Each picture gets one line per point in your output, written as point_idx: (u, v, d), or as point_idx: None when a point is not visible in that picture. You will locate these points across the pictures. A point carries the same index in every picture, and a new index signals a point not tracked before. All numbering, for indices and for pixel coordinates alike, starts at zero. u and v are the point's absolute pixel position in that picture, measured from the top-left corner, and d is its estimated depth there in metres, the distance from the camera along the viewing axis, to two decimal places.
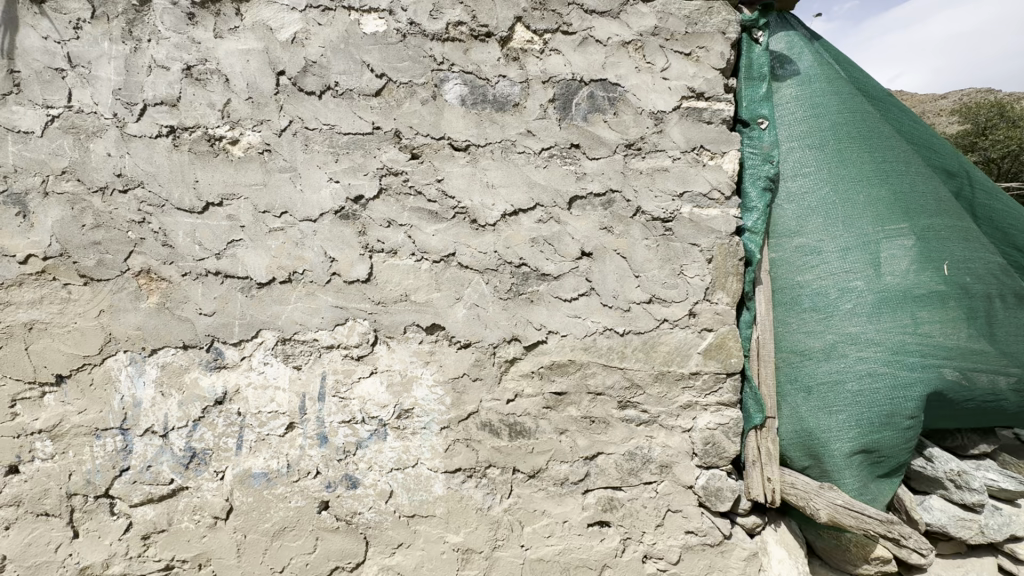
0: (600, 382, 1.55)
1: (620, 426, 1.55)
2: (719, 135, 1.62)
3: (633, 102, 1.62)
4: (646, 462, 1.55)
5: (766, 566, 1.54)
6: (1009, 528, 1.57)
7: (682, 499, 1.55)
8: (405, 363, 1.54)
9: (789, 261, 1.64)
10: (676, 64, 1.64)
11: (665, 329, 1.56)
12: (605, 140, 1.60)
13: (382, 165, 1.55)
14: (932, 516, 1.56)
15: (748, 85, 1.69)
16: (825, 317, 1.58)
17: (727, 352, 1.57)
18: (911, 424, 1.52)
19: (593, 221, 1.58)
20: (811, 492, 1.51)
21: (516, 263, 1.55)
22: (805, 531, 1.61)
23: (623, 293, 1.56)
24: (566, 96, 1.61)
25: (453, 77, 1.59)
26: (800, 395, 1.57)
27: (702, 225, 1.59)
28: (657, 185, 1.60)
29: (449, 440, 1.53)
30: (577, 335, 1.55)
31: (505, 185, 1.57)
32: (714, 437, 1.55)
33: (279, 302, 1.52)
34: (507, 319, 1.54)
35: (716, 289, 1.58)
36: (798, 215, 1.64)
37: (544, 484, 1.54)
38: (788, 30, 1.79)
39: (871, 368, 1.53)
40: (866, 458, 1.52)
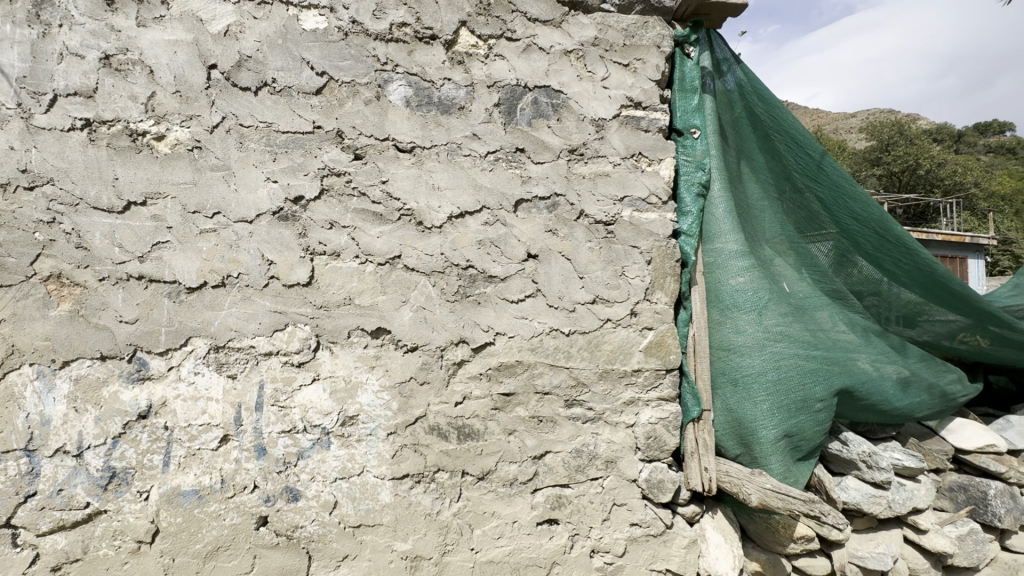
0: (547, 382, 1.57)
1: (567, 424, 1.59)
2: (655, 143, 1.71)
3: (575, 109, 1.67)
4: (593, 458, 1.59)
5: (704, 551, 1.62)
6: (912, 502, 1.74)
7: (627, 492, 1.60)
8: (349, 368, 1.49)
9: (723, 264, 1.73)
10: (615, 74, 1.71)
11: (609, 329, 1.62)
12: (548, 145, 1.64)
13: (323, 165, 1.51)
14: (848, 495, 1.70)
15: (682, 97, 1.79)
16: (754, 315, 1.69)
17: (666, 349, 1.65)
18: (821, 408, 1.66)
19: (538, 223, 1.61)
20: (743, 478, 1.59)
21: (462, 265, 1.56)
22: (739, 515, 1.72)
23: (568, 294, 1.60)
24: (511, 101, 1.64)
25: (398, 78, 1.57)
26: (729, 387, 1.68)
27: (642, 228, 1.67)
28: (599, 189, 1.65)
29: (397, 445, 1.50)
30: (524, 336, 1.57)
31: (451, 187, 1.57)
32: (656, 431, 1.62)
33: (211, 308, 1.44)
34: (454, 322, 1.54)
35: (655, 289, 1.66)
36: (727, 220, 1.75)
37: (493, 485, 1.55)
38: (719, 45, 1.89)
39: (787, 360, 1.66)
40: (788, 443, 1.65)
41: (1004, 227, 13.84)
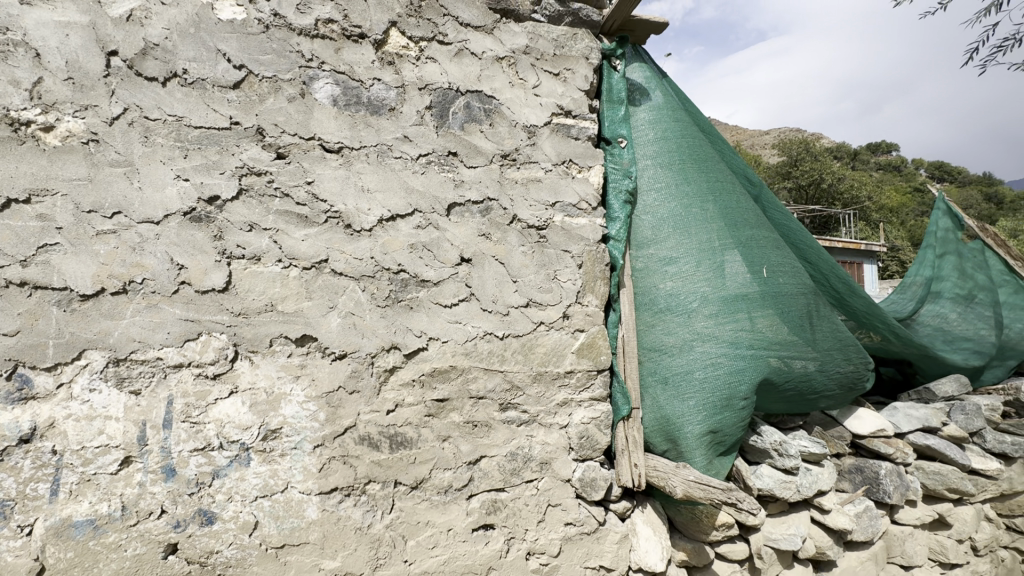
0: (481, 386, 1.57)
1: (502, 428, 1.59)
2: (585, 150, 1.78)
3: (507, 115, 1.69)
4: (527, 461, 1.60)
5: (635, 545, 1.67)
6: (817, 485, 1.89)
7: (561, 493, 1.63)
8: (271, 378, 1.41)
9: (648, 269, 1.83)
10: (546, 82, 1.76)
11: (542, 331, 1.64)
12: (481, 149, 1.65)
13: (241, 163, 1.42)
14: (763, 482, 1.82)
15: (610, 107, 1.88)
16: (677, 316, 1.79)
17: (597, 351, 1.70)
18: (745, 405, 1.77)
19: (471, 228, 1.61)
20: (670, 472, 1.66)
21: (394, 270, 1.52)
22: (667, 509, 1.79)
23: (502, 298, 1.61)
24: (443, 104, 1.63)
25: (324, 75, 1.52)
26: (659, 386, 1.77)
27: (573, 233, 1.71)
28: (531, 195, 1.68)
29: (324, 458, 1.43)
30: (457, 341, 1.55)
31: (381, 190, 1.53)
32: (588, 431, 1.66)
33: (110, 318, 1.30)
34: (386, 327, 1.50)
35: (586, 292, 1.71)
36: (653, 225, 1.85)
37: (427, 494, 1.51)
38: (642, 62, 2.00)
39: (714, 359, 1.76)
40: (713, 438, 1.74)
41: (891, 236, 15.61)
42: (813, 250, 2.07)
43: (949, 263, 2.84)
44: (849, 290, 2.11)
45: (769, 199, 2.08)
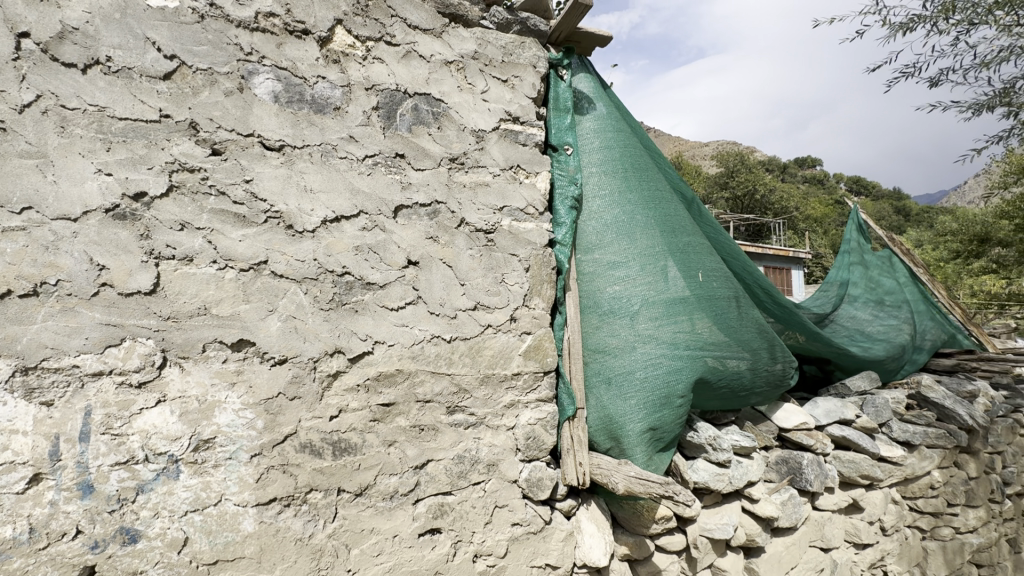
0: (428, 390, 1.56)
1: (449, 431, 1.59)
2: (532, 156, 1.82)
3: (455, 119, 1.70)
4: (474, 463, 1.61)
5: (580, 542, 1.71)
6: (747, 476, 2.02)
7: (508, 494, 1.64)
8: (203, 386, 1.34)
9: (593, 273, 1.90)
10: (494, 88, 1.79)
11: (489, 334, 1.66)
12: (428, 152, 1.65)
13: (172, 158, 1.35)
14: (699, 476, 1.91)
15: (557, 115, 1.94)
16: (619, 319, 1.86)
17: (544, 352, 1.73)
18: (682, 403, 1.86)
19: (419, 230, 1.60)
20: (612, 469, 1.72)
21: (338, 272, 1.49)
22: (610, 505, 1.85)
23: (449, 301, 1.61)
24: (390, 105, 1.62)
25: (264, 70, 1.47)
26: (603, 386, 1.83)
27: (520, 237, 1.74)
28: (479, 199, 1.69)
29: (262, 468, 1.37)
30: (404, 344, 1.54)
31: (325, 191, 1.50)
32: (534, 432, 1.69)
33: (19, 323, 1.19)
34: (329, 331, 1.46)
35: (533, 295, 1.74)
36: (598, 231, 1.92)
37: (372, 501, 1.48)
38: (588, 73, 2.08)
39: (653, 359, 1.84)
40: (652, 435, 1.82)
41: (815, 244, 16.93)
42: (740, 259, 2.21)
43: (860, 270, 3.11)
44: (773, 294, 2.27)
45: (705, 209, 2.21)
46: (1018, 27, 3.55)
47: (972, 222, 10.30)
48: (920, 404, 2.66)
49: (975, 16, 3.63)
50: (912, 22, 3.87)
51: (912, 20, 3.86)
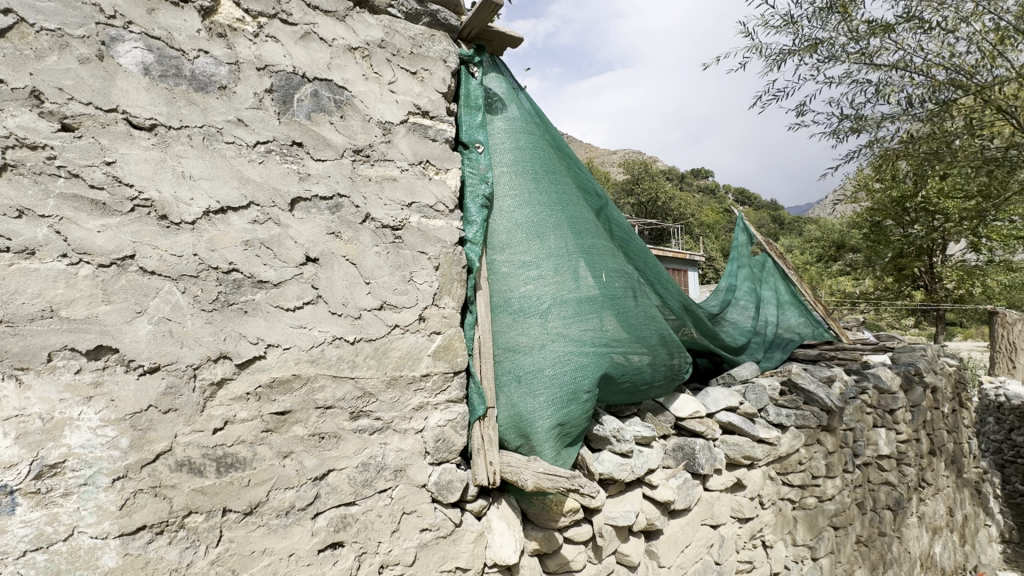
0: (329, 395, 1.46)
1: (352, 438, 1.50)
2: (442, 153, 1.78)
3: (360, 108, 1.62)
4: (381, 470, 1.53)
5: (490, 542, 1.70)
6: (648, 464, 2.13)
7: (417, 499, 1.59)
8: (50, 402, 1.13)
9: (503, 272, 1.91)
10: (402, 80, 1.72)
11: (397, 335, 1.59)
12: (330, 142, 1.55)
13: (7, 132, 1.13)
14: (603, 466, 1.99)
15: (467, 112, 1.92)
16: (529, 317, 1.90)
17: (454, 352, 1.70)
18: (588, 398, 1.93)
19: (319, 225, 1.50)
20: (522, 466, 1.73)
21: (224, 268, 1.34)
22: (521, 502, 1.86)
23: (353, 300, 1.52)
24: (286, 89, 1.50)
25: (132, 38, 1.29)
26: (513, 384, 1.85)
27: (429, 234, 1.69)
28: (385, 193, 1.62)
29: (127, 492, 1.19)
30: (302, 347, 1.43)
31: (207, 178, 1.35)
32: (444, 434, 1.65)
33: None
34: (212, 335, 1.31)
35: (443, 294, 1.70)
36: (507, 229, 1.93)
37: (264, 519, 1.36)
38: (500, 73, 2.09)
39: (562, 356, 1.89)
40: (560, 431, 1.86)
41: (708, 248, 18.57)
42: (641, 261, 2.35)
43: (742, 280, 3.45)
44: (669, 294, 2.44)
45: (611, 212, 2.31)
46: (866, 66, 4.14)
47: (831, 231, 11.96)
48: (791, 389, 2.99)
49: (832, 53, 4.18)
50: (783, 56, 4.37)
51: (784, 54, 4.36)
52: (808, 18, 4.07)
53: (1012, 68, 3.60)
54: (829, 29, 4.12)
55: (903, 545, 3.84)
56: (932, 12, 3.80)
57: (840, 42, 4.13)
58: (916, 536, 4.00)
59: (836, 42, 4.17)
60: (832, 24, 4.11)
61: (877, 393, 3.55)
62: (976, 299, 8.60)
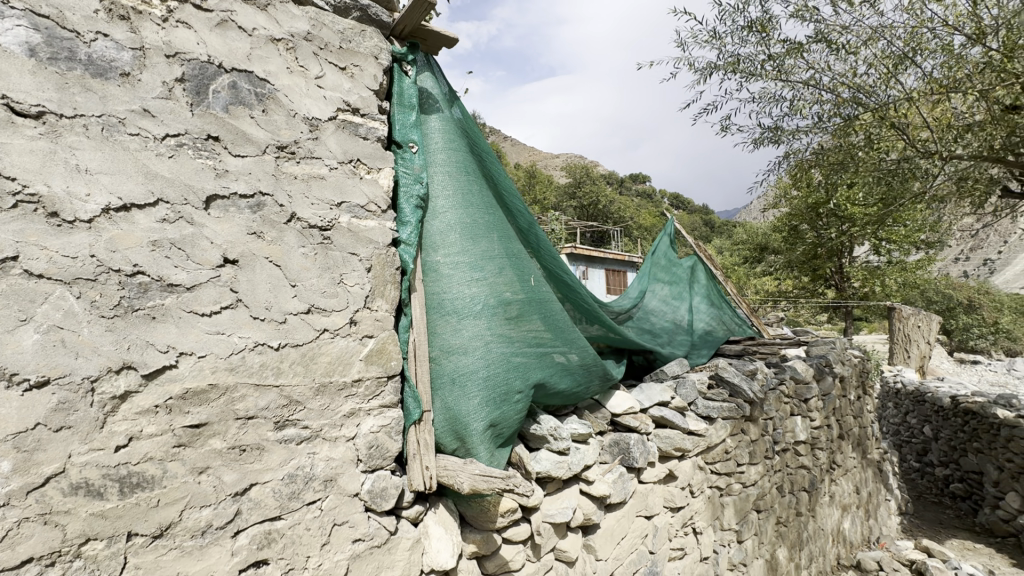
0: (251, 405, 1.38)
1: (277, 449, 1.42)
2: (373, 151, 1.73)
3: (284, 103, 1.54)
4: (309, 481, 1.46)
5: (427, 548, 1.67)
6: (584, 460, 2.18)
7: (348, 509, 1.53)
8: None
9: (437, 275, 1.89)
10: (331, 75, 1.66)
11: (326, 339, 1.53)
12: (251, 137, 1.47)
13: None
14: (540, 465, 2.01)
15: (400, 111, 1.89)
16: (463, 320, 1.90)
17: (387, 356, 1.66)
18: (521, 398, 1.96)
19: (238, 224, 1.41)
20: (458, 469, 1.72)
21: (128, 271, 1.23)
22: (459, 505, 1.84)
23: (277, 304, 1.45)
24: (199, 79, 1.40)
25: (13, 14, 1.16)
26: (448, 386, 1.84)
27: (360, 235, 1.64)
28: (313, 192, 1.56)
29: (9, 522, 1.06)
30: (219, 355, 1.34)
31: (107, 172, 1.23)
32: (378, 440, 1.60)
33: None
34: (114, 344, 1.20)
35: (375, 297, 1.65)
36: (441, 230, 1.92)
37: (176, 541, 1.26)
38: (435, 72, 2.07)
39: (496, 357, 1.91)
40: (492, 432, 1.87)
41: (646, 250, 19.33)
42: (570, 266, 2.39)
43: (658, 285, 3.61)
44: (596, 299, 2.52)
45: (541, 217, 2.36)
46: (782, 81, 4.47)
47: (755, 234, 12.80)
48: (717, 383, 3.20)
49: (752, 68, 4.49)
50: (709, 69, 4.64)
51: (711, 67, 4.63)
52: (732, 34, 4.34)
53: (903, 90, 4.01)
54: (750, 46, 4.42)
55: (816, 523, 4.17)
56: (837, 35, 4.17)
57: (760, 59, 4.44)
58: (828, 514, 4.36)
59: (756, 58, 4.47)
60: (752, 41, 4.41)
61: (793, 383, 3.83)
62: (878, 296, 9.51)
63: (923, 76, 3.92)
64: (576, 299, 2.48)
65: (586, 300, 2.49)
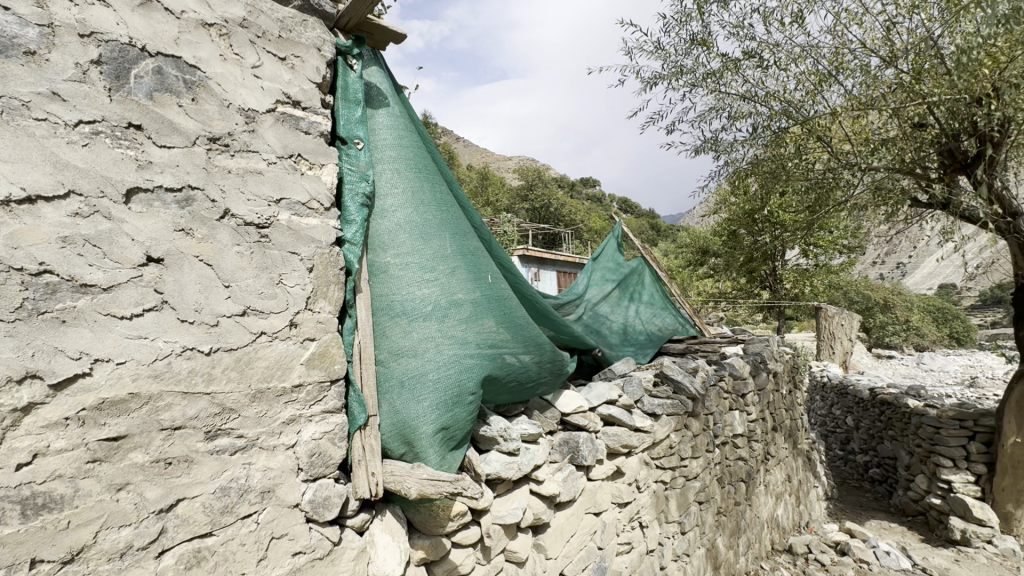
0: (177, 415, 1.29)
1: (208, 461, 1.33)
2: (316, 147, 1.66)
3: (216, 92, 1.45)
4: (244, 493, 1.38)
5: (373, 557, 1.61)
6: (534, 460, 2.19)
7: (288, 521, 1.45)
8: None
9: (384, 276, 1.85)
10: (269, 65, 1.58)
11: (263, 343, 1.45)
12: (179, 127, 1.37)
13: None
14: (490, 467, 2.00)
15: (345, 106, 1.83)
16: (411, 321, 1.86)
17: (331, 359, 1.60)
18: (473, 399, 1.93)
19: (164, 220, 1.31)
20: (406, 474, 1.68)
21: (32, 269, 1.11)
22: (407, 512, 1.80)
23: (208, 306, 1.36)
24: (119, 62, 1.30)
25: None
26: (395, 390, 1.80)
27: (301, 233, 1.57)
28: (249, 187, 1.48)
29: None
30: (141, 361, 1.24)
31: (7, 160, 1.11)
32: (320, 447, 1.54)
33: None
34: (15, 351, 1.08)
35: (317, 298, 1.58)
36: (388, 230, 1.88)
37: (90, 567, 1.14)
38: (381, 68, 2.01)
39: (445, 359, 1.88)
40: (444, 435, 1.83)
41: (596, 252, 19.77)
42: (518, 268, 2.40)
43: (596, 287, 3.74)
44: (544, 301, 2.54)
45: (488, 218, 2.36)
46: (721, 93, 4.70)
47: (698, 238, 13.40)
48: (662, 380, 3.33)
49: (693, 80, 4.70)
50: (654, 80, 4.82)
51: (655, 78, 4.81)
52: (674, 47, 4.53)
53: (828, 105, 4.32)
54: (691, 58, 4.63)
55: (753, 511, 4.40)
56: (769, 52, 4.44)
57: (700, 71, 4.66)
58: (763, 502, 4.62)
59: (697, 70, 4.69)
60: (693, 55, 4.62)
61: (732, 379, 4.03)
62: (807, 297, 10.21)
63: (844, 93, 4.24)
64: (523, 300, 2.50)
65: (534, 302, 2.51)
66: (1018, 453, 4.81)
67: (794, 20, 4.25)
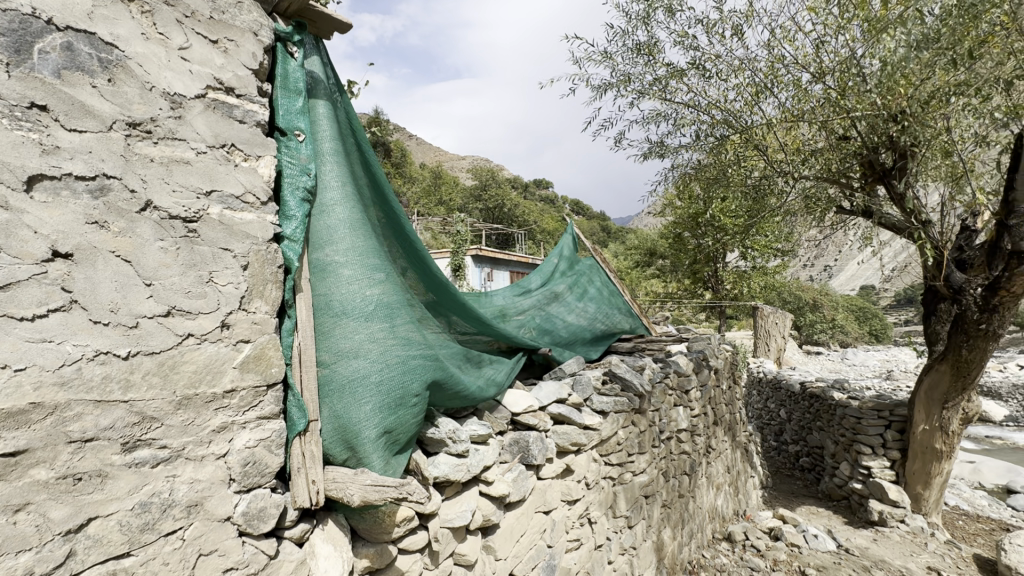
0: (89, 425, 1.17)
1: (126, 475, 1.22)
2: (252, 137, 1.57)
3: (137, 73, 1.34)
4: (167, 508, 1.28)
5: (313, 568, 1.54)
6: (483, 461, 2.17)
7: (218, 536, 1.35)
8: None
9: (326, 274, 1.77)
10: (199, 47, 1.48)
11: (190, 345, 1.35)
12: (92, 110, 1.25)
13: None
14: (438, 469, 1.97)
15: (285, 95, 1.74)
16: (355, 322, 1.79)
17: (267, 362, 1.51)
18: (417, 401, 1.92)
19: (73, 211, 1.19)
20: (348, 480, 1.62)
21: None
22: (350, 519, 1.73)
23: (126, 306, 1.24)
24: (19, 34, 1.16)
25: None
26: (338, 393, 1.72)
27: (235, 229, 1.47)
28: (175, 178, 1.37)
29: None
30: (45, 367, 1.11)
31: None
32: (254, 456, 1.45)
33: None
34: None
35: (253, 297, 1.49)
36: (331, 226, 1.80)
37: None
38: (324, 58, 1.93)
39: (389, 361, 1.84)
40: (388, 438, 1.80)
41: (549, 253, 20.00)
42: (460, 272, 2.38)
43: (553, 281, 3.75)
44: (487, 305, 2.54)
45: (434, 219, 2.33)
46: (667, 101, 4.86)
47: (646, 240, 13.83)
48: (610, 378, 3.40)
49: (641, 87, 4.83)
50: (604, 86, 4.91)
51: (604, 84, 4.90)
52: (622, 55, 4.64)
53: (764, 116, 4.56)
54: (639, 66, 4.76)
55: (695, 502, 4.59)
56: (712, 63, 4.64)
57: (647, 78, 4.80)
58: (705, 493, 4.83)
59: (643, 77, 4.82)
60: (641, 62, 4.75)
61: (677, 376, 4.18)
62: (746, 297, 10.77)
63: (780, 105, 4.49)
64: None
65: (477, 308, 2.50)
66: (925, 439, 5.28)
67: (735, 34, 4.45)
